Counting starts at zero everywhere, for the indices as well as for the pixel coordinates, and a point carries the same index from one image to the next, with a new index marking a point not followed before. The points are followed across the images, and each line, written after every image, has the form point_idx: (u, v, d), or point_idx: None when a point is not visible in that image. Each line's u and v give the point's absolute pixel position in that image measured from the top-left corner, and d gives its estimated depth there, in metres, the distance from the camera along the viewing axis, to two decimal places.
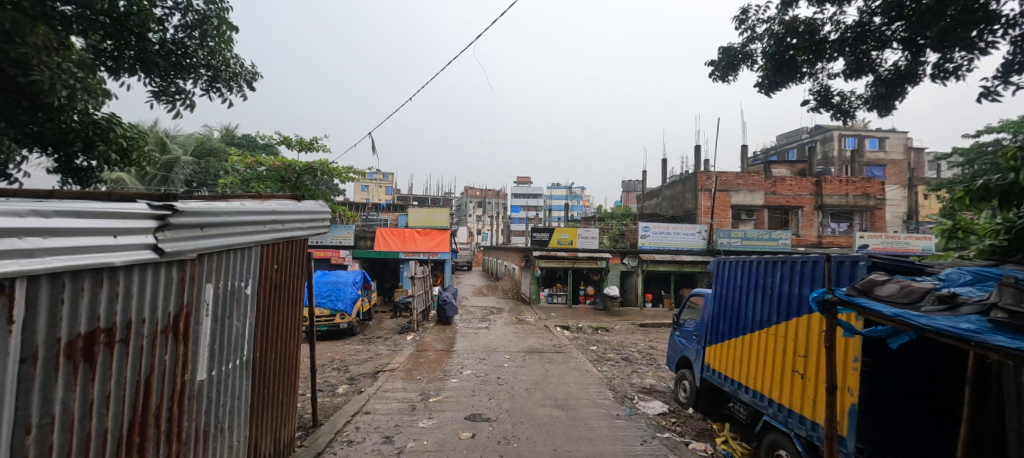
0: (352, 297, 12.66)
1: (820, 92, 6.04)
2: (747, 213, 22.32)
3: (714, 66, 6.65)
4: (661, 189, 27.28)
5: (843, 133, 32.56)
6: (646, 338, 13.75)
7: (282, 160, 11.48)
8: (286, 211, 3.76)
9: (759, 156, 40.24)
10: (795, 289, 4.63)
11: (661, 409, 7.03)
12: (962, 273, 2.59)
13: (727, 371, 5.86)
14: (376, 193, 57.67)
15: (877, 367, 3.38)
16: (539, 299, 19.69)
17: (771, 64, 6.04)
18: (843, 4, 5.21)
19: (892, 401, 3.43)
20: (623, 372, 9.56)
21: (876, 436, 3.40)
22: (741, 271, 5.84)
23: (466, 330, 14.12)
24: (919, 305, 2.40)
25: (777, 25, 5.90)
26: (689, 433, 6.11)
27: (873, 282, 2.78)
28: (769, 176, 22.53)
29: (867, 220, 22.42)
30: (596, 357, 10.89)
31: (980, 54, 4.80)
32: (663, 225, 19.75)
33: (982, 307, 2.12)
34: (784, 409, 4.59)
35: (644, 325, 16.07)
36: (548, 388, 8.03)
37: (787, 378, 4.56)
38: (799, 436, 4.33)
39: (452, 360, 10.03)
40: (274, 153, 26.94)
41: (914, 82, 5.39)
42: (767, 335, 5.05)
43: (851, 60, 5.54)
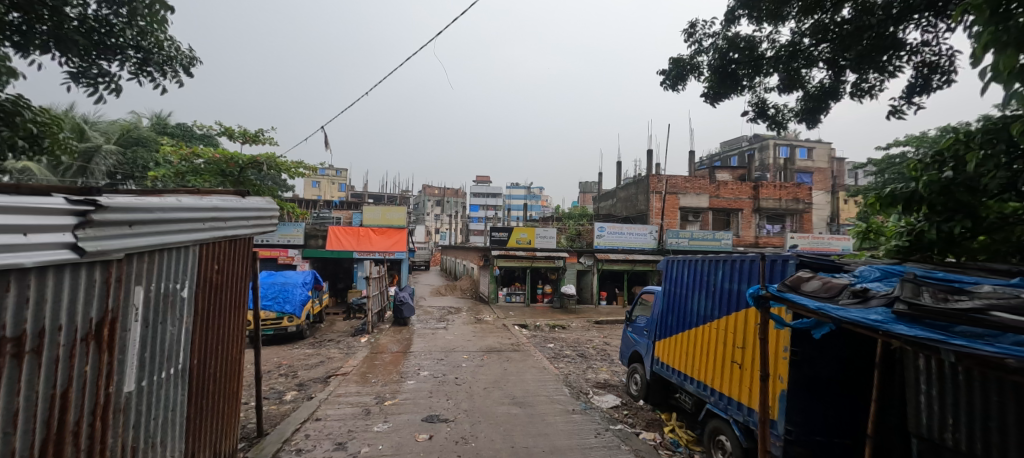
0: (302, 299, 12.07)
1: (758, 104, 6.56)
2: (693, 215, 23.68)
3: (664, 75, 7.00)
4: (615, 190, 28.26)
5: (778, 142, 35.37)
6: (601, 335, 14.22)
7: (222, 153, 10.70)
8: (228, 208, 3.55)
9: (705, 161, 42.74)
10: (735, 286, 5.01)
11: (614, 403, 7.32)
12: (872, 270, 2.91)
13: (675, 364, 6.21)
14: (328, 190, 55.39)
15: (804, 355, 3.75)
16: (498, 298, 19.77)
17: (716, 77, 6.48)
18: (778, 24, 5.70)
19: (817, 387, 3.79)
20: (579, 368, 9.85)
21: (803, 418, 3.76)
22: (687, 269, 6.21)
23: (423, 330, 13.89)
24: (837, 299, 2.69)
25: (721, 40, 6.34)
26: (639, 424, 6.42)
27: (800, 279, 3.08)
28: (713, 180, 24.03)
29: (798, 222, 24.52)
30: (553, 354, 11.13)
31: (888, 76, 5.43)
32: (618, 225, 20.49)
33: (888, 300, 2.42)
34: (724, 397, 4.95)
35: (599, 322, 16.60)
36: (506, 386, 8.11)
37: (727, 369, 4.92)
38: (737, 422, 4.68)
39: (409, 362, 9.83)
40: (214, 144, 25.04)
41: (836, 99, 5.99)
42: (710, 328, 5.41)
43: (784, 76, 6.05)
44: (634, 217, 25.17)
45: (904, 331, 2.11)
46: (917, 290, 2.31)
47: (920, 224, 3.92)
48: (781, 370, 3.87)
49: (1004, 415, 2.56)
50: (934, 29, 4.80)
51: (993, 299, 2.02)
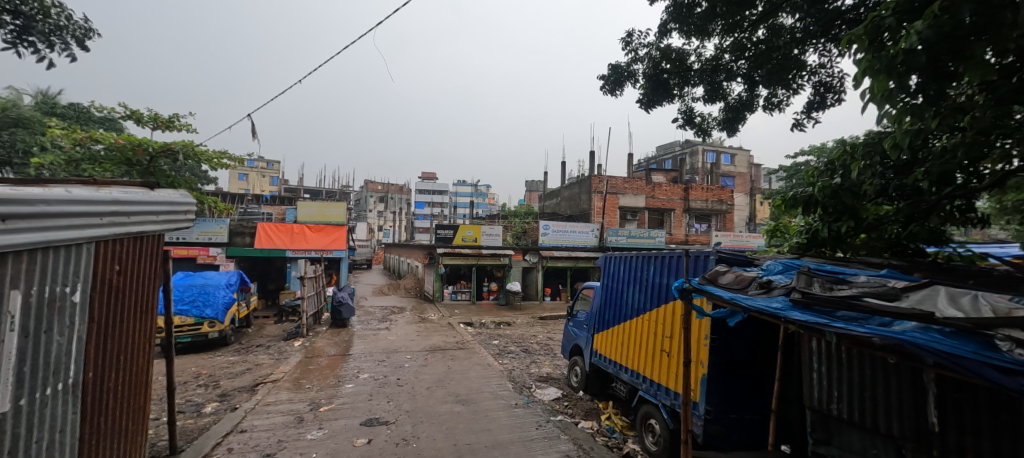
0: (225, 302, 11.06)
1: (686, 112, 7.08)
2: (631, 214, 25.01)
3: (604, 80, 7.31)
4: (559, 189, 29.03)
5: (706, 148, 38.38)
6: (544, 330, 14.58)
7: (127, 138, 9.38)
8: (132, 201, 3.17)
9: (643, 163, 45.26)
10: (664, 280, 5.40)
11: (555, 395, 7.56)
12: (777, 264, 3.28)
13: (611, 355, 6.55)
14: (258, 183, 51.22)
15: (721, 341, 4.15)
16: (443, 297, 19.51)
17: (650, 84, 6.89)
18: (704, 40, 6.20)
19: (731, 370, 4.20)
20: (523, 363, 10.03)
21: (720, 399, 4.15)
22: (623, 265, 6.57)
23: (363, 332, 13.36)
24: (747, 290, 3.01)
25: (655, 51, 6.75)
26: (579, 414, 6.69)
27: (717, 272, 3.40)
28: (649, 182, 25.52)
29: (722, 222, 26.76)
30: (498, 351, 11.23)
31: (794, 94, 6.12)
32: (562, 224, 21.05)
33: (787, 290, 2.74)
34: (654, 384, 5.31)
35: (543, 318, 17.00)
36: (450, 385, 8.06)
37: (657, 357, 5.29)
38: (665, 406, 5.05)
39: (348, 365, 9.41)
40: (117, 129, 22.11)
41: (751, 111, 6.63)
42: (643, 320, 5.78)
43: (709, 88, 6.58)
44: (577, 215, 26.04)
45: (798, 317, 2.40)
46: (809, 281, 2.65)
47: (816, 224, 4.47)
48: (702, 356, 4.23)
49: (875, 387, 3.02)
50: (828, 54, 5.49)
51: (866, 288, 2.38)
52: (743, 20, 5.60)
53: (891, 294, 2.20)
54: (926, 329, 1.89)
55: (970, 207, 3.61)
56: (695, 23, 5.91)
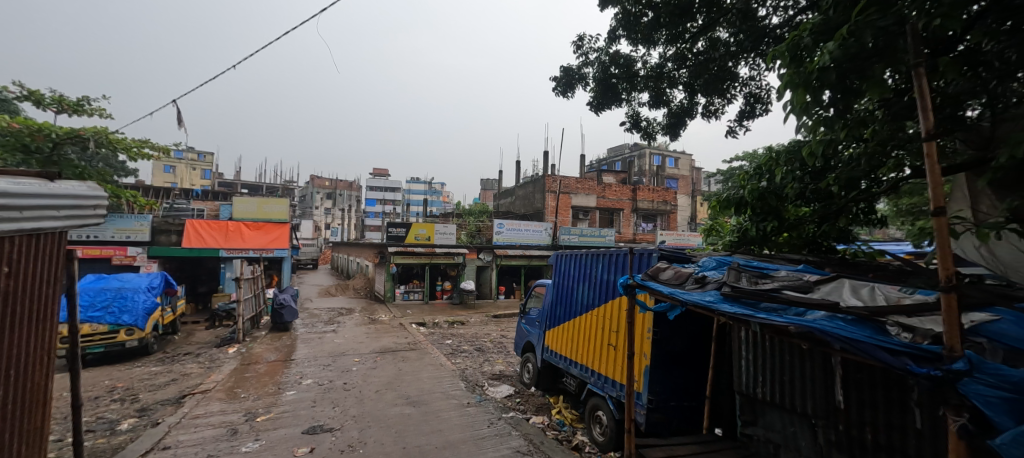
0: (146, 307, 10.00)
1: (633, 116, 7.40)
2: (583, 214, 25.75)
3: (556, 82, 7.45)
4: (514, 188, 29.22)
5: (652, 152, 40.34)
6: (498, 328, 14.63)
7: (22, 122, 8.16)
8: (25, 194, 2.77)
9: (594, 164, 46.70)
10: (611, 277, 5.62)
11: (507, 392, 7.61)
12: (712, 260, 3.51)
13: (562, 350, 6.72)
14: (187, 176, 46.87)
15: (662, 334, 4.39)
16: (394, 297, 19.00)
17: (600, 88, 7.13)
18: (649, 48, 6.51)
19: (671, 361, 4.46)
20: (476, 362, 10.01)
21: (660, 388, 4.39)
22: (574, 262, 6.76)
23: (307, 335, 12.69)
24: (684, 285, 3.21)
25: (604, 56, 7.00)
26: (530, 410, 6.79)
27: (658, 269, 3.60)
28: (600, 182, 26.38)
29: (667, 221, 28.19)
30: (451, 350, 11.12)
31: (728, 103, 6.60)
32: (516, 222, 21.19)
33: (719, 284, 2.96)
34: (602, 376, 5.51)
35: (497, 316, 17.05)
36: (400, 387, 7.86)
37: (604, 351, 5.49)
38: (611, 397, 5.26)
39: (289, 371, 8.89)
40: (12, 111, 19.29)
41: (690, 117, 7.06)
42: (591, 316, 5.97)
43: (654, 94, 6.93)
44: (531, 214, 26.36)
45: (727, 309, 2.60)
46: (738, 276, 2.88)
47: (746, 223, 4.84)
48: (645, 349, 4.45)
49: (793, 371, 3.34)
50: (757, 67, 5.98)
51: (786, 281, 2.63)
52: (684, 31, 5.95)
53: (805, 287, 2.44)
54: (833, 316, 2.11)
55: (871, 210, 4.09)
56: (642, 31, 6.18)
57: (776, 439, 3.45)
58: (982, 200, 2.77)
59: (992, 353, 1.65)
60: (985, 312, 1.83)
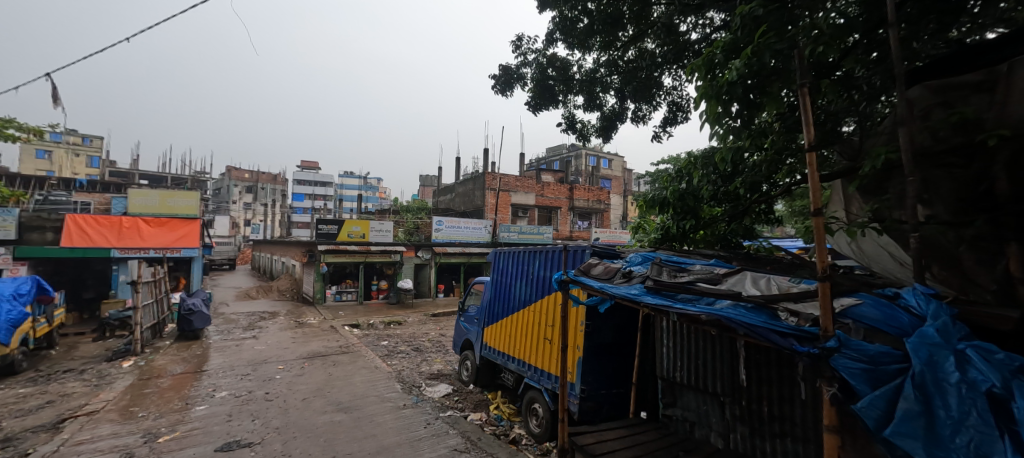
0: (11, 319, 8.44)
1: (568, 117, 7.67)
2: (522, 211, 26.14)
3: (495, 80, 7.48)
4: (453, 185, 28.84)
5: (588, 152, 42.04)
6: (436, 327, 14.40)
7: None
8: None
9: (534, 163, 47.61)
10: (547, 273, 5.80)
11: (445, 391, 7.53)
12: (638, 256, 3.74)
13: (500, 346, 6.81)
14: (68, 164, 40.12)
15: (592, 326, 4.63)
16: (325, 298, 17.92)
17: (538, 89, 7.30)
18: (584, 53, 6.79)
19: (601, 351, 4.72)
20: (413, 362, 9.77)
21: (592, 377, 4.63)
22: (511, 259, 6.87)
23: (222, 343, 11.53)
24: (613, 280, 3.41)
25: (542, 58, 7.19)
26: (468, 407, 6.79)
27: (590, 264, 3.77)
28: (539, 181, 26.95)
29: (601, 219, 29.44)
30: (387, 352, 10.75)
31: (654, 109, 7.09)
32: (455, 219, 20.93)
33: (644, 279, 3.18)
34: (538, 370, 5.67)
35: (436, 314, 16.75)
36: (331, 393, 7.45)
37: (541, 345, 5.65)
38: (547, 389, 5.43)
39: (201, 384, 8.03)
40: None
41: (621, 121, 7.48)
42: (528, 312, 6.11)
43: (588, 97, 7.24)
44: (471, 211, 26.22)
45: (650, 300, 2.80)
46: (660, 270, 3.12)
47: (669, 222, 5.23)
48: (578, 341, 4.67)
49: (706, 355, 3.70)
50: (678, 78, 6.49)
51: (700, 274, 2.90)
52: (616, 40, 6.29)
53: (716, 279, 2.72)
54: (736, 305, 2.37)
55: (771, 210, 4.64)
56: (577, 36, 6.42)
57: (692, 418, 3.84)
58: (853, 203, 3.19)
59: (856, 331, 1.98)
60: (852, 296, 2.18)
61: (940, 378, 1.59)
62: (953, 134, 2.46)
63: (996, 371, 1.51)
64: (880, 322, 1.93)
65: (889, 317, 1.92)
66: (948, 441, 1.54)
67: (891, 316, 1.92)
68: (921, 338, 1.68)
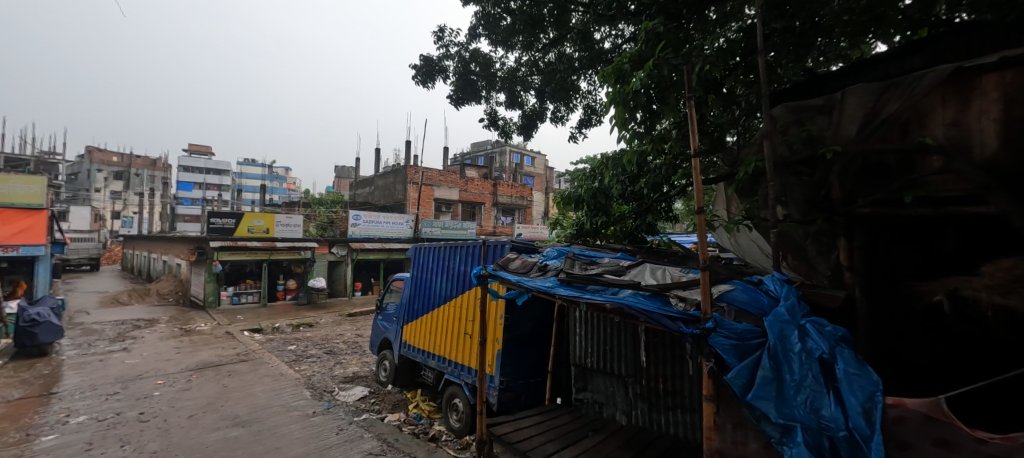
0: None
1: (490, 113, 7.72)
2: (445, 206, 25.70)
3: (415, 70, 7.24)
4: (372, 178, 27.36)
5: (512, 149, 42.66)
6: (353, 328, 13.61)
7: None
8: None
9: (458, 158, 47.06)
10: (467, 268, 5.81)
11: (361, 394, 7.17)
12: (554, 250, 3.88)
13: (419, 344, 6.68)
14: None
15: (511, 319, 4.77)
16: (219, 301, 15.93)
17: (460, 82, 7.23)
18: (507, 52, 6.90)
19: (520, 342, 4.87)
20: (325, 366, 9.13)
21: (510, 368, 4.76)
22: (431, 255, 6.74)
23: (81, 358, 9.67)
24: (529, 273, 3.54)
25: (464, 52, 7.14)
26: (386, 408, 6.54)
27: (508, 259, 3.86)
28: (462, 176, 26.68)
29: (524, 215, 29.98)
30: (295, 357, 9.90)
31: (571, 111, 7.48)
32: (374, 214, 19.86)
33: (557, 272, 3.35)
34: (458, 365, 5.67)
35: (352, 314, 15.79)
36: (226, 406, 6.68)
37: (461, 340, 5.66)
38: (467, 384, 5.45)
39: (48, 409, 6.64)
40: None
41: (541, 121, 7.74)
42: (449, 307, 6.07)
43: (509, 95, 7.37)
44: (391, 206, 25.09)
45: (562, 292, 2.97)
46: (572, 263, 3.32)
47: (584, 219, 5.54)
48: (497, 334, 4.79)
49: (613, 341, 4.02)
50: (593, 83, 6.91)
51: (608, 267, 3.13)
52: (537, 41, 6.47)
53: (621, 271, 2.96)
54: (636, 293, 2.62)
55: (670, 208, 5.14)
56: (501, 34, 6.52)
57: (600, 399, 4.14)
58: (733, 203, 3.68)
59: (729, 313, 2.27)
60: (726, 283, 2.50)
61: (787, 348, 1.94)
62: (803, 148, 2.98)
63: (826, 340, 1.94)
64: (746, 304, 2.27)
65: (754, 300, 2.29)
66: (791, 399, 1.87)
67: (755, 298, 2.29)
68: (776, 317, 2.03)
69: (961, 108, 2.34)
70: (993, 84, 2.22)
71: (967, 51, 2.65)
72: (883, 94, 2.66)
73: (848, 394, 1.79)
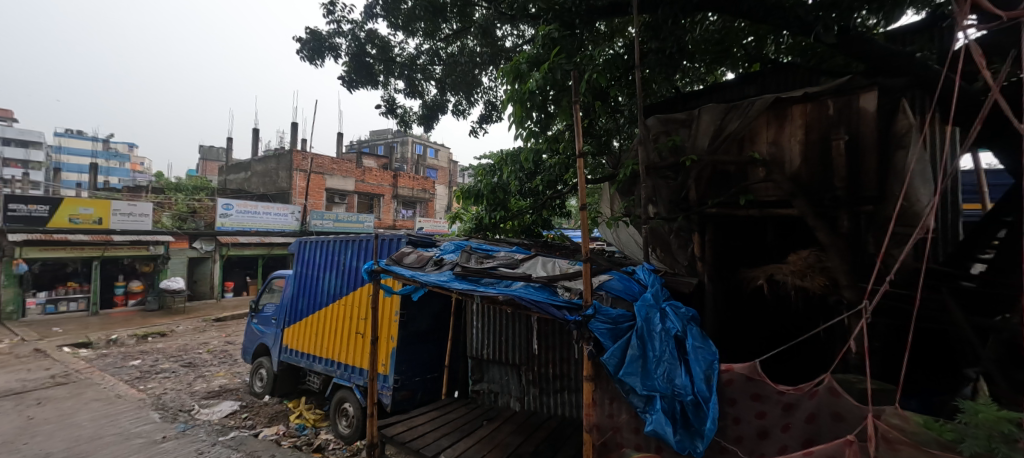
0: None
1: (388, 100, 7.32)
2: (339, 197, 23.64)
3: (300, 44, 6.48)
4: (248, 162, 23.89)
5: (415, 140, 41.00)
6: (221, 335, 11.77)
7: None
8: None
9: (355, 145, 43.69)
10: (359, 264, 5.45)
11: (229, 409, 6.26)
12: (451, 244, 3.83)
13: (303, 348, 6.10)
14: None
15: (406, 316, 4.64)
16: (24, 311, 12.47)
17: (353, 64, 6.61)
18: (407, 37, 6.60)
19: (416, 339, 4.76)
20: (182, 381, 7.77)
21: (405, 367, 4.63)
22: (318, 250, 6.16)
23: None
24: (424, 268, 3.47)
25: (359, 31, 6.58)
26: (261, 423, 5.83)
27: (402, 253, 3.72)
28: (359, 165, 24.80)
29: (426, 208, 29.04)
30: (140, 373, 8.24)
31: (472, 105, 7.49)
32: (250, 204, 17.32)
33: (453, 266, 3.32)
34: (348, 367, 5.32)
35: (221, 320, 13.65)
36: (33, 444, 5.27)
37: (351, 340, 5.31)
38: (359, 386, 5.14)
39: None
40: None
41: (441, 113, 7.59)
42: (338, 306, 5.64)
43: (409, 83, 7.08)
44: (272, 195, 22.18)
45: (457, 285, 2.97)
46: (469, 257, 3.35)
47: (483, 214, 5.57)
48: (392, 332, 4.62)
49: (509, 331, 4.17)
50: (495, 80, 7.06)
51: (502, 260, 3.23)
52: (439, 30, 6.34)
53: (514, 264, 3.08)
54: (526, 285, 2.74)
55: (564, 205, 5.50)
56: (401, 19, 6.15)
57: (496, 389, 4.27)
58: (615, 201, 4.08)
59: (606, 299, 2.51)
60: (605, 274, 2.77)
61: (651, 328, 2.25)
62: (669, 154, 3.42)
63: (679, 320, 2.32)
64: (621, 291, 2.55)
65: (627, 287, 2.58)
66: (653, 372, 2.15)
67: (628, 286, 2.58)
68: (644, 302, 2.33)
69: (778, 131, 2.98)
70: (800, 114, 2.89)
71: (784, 85, 3.37)
72: (726, 115, 3.19)
73: (694, 364, 2.17)
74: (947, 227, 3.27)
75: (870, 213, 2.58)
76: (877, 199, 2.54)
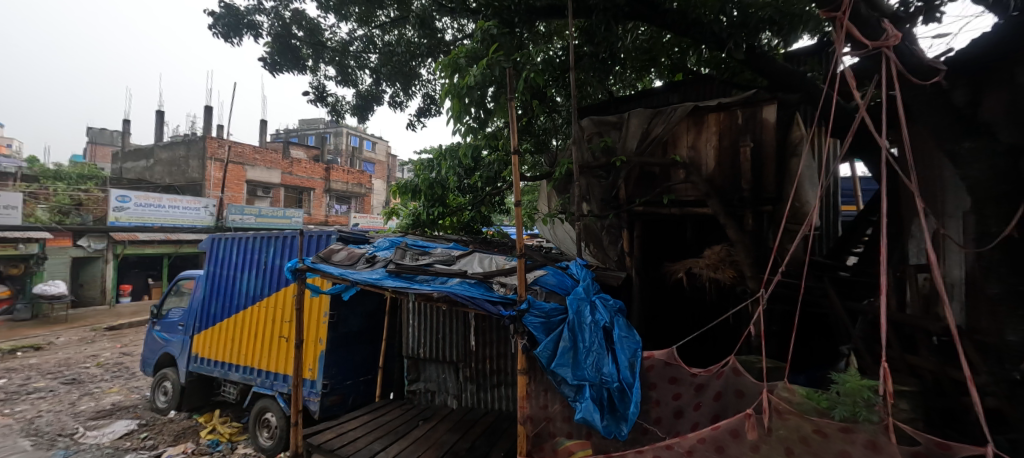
0: None
1: (317, 87, 6.84)
2: (262, 190, 21.70)
3: (212, 19, 5.84)
4: (150, 148, 21.08)
5: (350, 132, 38.74)
6: (115, 345, 10.29)
7: None
8: None
9: (281, 134, 40.36)
10: (282, 262, 5.05)
11: (124, 430, 5.50)
12: (385, 241, 3.69)
13: (217, 355, 5.54)
14: None
15: (336, 317, 4.39)
16: None
17: (276, 45, 6.08)
18: (339, 21, 6.20)
19: (347, 341, 4.53)
20: (63, 400, 6.69)
21: (335, 371, 4.38)
22: (235, 247, 5.62)
23: None
24: (355, 266, 3.31)
25: (283, 10, 6.07)
26: (165, 441, 5.20)
27: (331, 250, 3.51)
28: (286, 156, 22.90)
29: (362, 204, 27.57)
30: (5, 395, 6.96)
31: (410, 98, 7.24)
32: (152, 196, 14.97)
33: (387, 263, 3.20)
34: (270, 374, 4.92)
35: (114, 328, 11.93)
36: None
37: (274, 345, 4.92)
38: (282, 394, 4.77)
39: None
40: None
41: (377, 104, 7.26)
42: (258, 308, 5.20)
43: (340, 70, 6.66)
44: (181, 186, 19.78)
45: (390, 283, 2.85)
46: (404, 254, 3.25)
47: (421, 210, 5.44)
48: (321, 334, 4.35)
49: (447, 328, 4.12)
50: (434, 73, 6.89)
51: (438, 257, 3.18)
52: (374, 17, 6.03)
53: (450, 261, 3.04)
54: (462, 281, 2.72)
55: (502, 202, 5.54)
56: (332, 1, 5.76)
57: (432, 387, 4.21)
58: (551, 199, 4.20)
59: (541, 294, 2.57)
60: (540, 269, 2.83)
61: (581, 320, 2.34)
62: (601, 155, 3.58)
63: (608, 312, 2.46)
64: (555, 286, 2.63)
65: (560, 282, 2.67)
66: (583, 362, 2.23)
67: (561, 281, 2.68)
68: (576, 295, 2.43)
69: (696, 137, 3.25)
70: (715, 122, 3.18)
71: (703, 94, 3.68)
72: (653, 120, 3.41)
73: (620, 352, 2.32)
74: (829, 224, 3.79)
75: (769, 212, 2.91)
76: (776, 200, 2.87)
